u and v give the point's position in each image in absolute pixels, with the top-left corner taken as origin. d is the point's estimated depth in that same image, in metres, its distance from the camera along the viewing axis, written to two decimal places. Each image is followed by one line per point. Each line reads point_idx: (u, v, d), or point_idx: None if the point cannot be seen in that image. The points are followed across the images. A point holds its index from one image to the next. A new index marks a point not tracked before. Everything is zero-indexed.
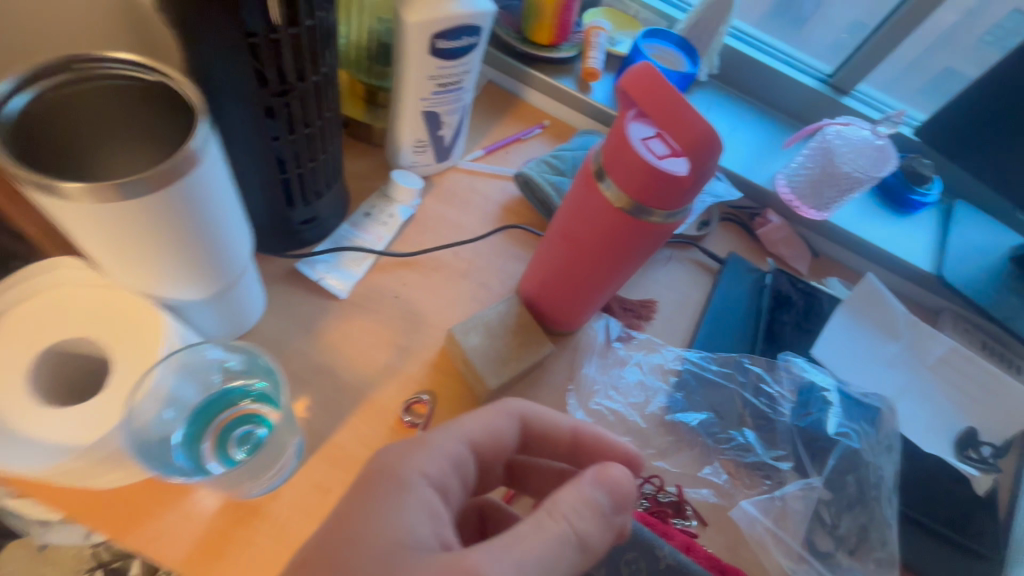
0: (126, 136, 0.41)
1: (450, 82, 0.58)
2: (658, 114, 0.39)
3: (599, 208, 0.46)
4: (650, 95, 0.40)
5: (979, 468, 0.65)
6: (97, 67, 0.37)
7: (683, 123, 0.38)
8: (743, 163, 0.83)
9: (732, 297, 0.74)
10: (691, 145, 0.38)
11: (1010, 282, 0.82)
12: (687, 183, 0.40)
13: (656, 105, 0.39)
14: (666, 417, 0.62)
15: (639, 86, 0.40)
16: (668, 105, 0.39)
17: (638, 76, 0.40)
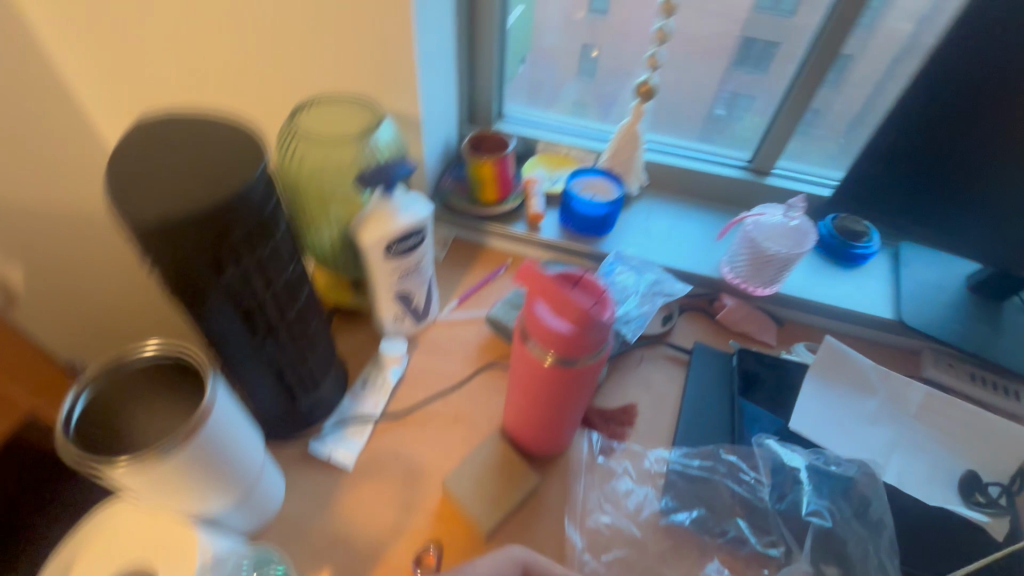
0: (155, 401, 0.49)
1: (411, 269, 0.71)
2: (549, 299, 0.52)
3: (537, 364, 0.56)
4: (540, 286, 0.52)
5: (989, 513, 0.66)
6: (132, 357, 0.47)
7: (570, 302, 0.51)
8: (689, 258, 0.92)
9: (705, 384, 0.79)
10: (581, 316, 0.51)
11: (973, 311, 0.85)
12: (592, 335, 0.52)
13: (546, 293, 0.52)
14: (662, 521, 0.65)
15: (531, 282, 0.52)
16: (554, 290, 0.52)
17: (527, 275, 0.52)
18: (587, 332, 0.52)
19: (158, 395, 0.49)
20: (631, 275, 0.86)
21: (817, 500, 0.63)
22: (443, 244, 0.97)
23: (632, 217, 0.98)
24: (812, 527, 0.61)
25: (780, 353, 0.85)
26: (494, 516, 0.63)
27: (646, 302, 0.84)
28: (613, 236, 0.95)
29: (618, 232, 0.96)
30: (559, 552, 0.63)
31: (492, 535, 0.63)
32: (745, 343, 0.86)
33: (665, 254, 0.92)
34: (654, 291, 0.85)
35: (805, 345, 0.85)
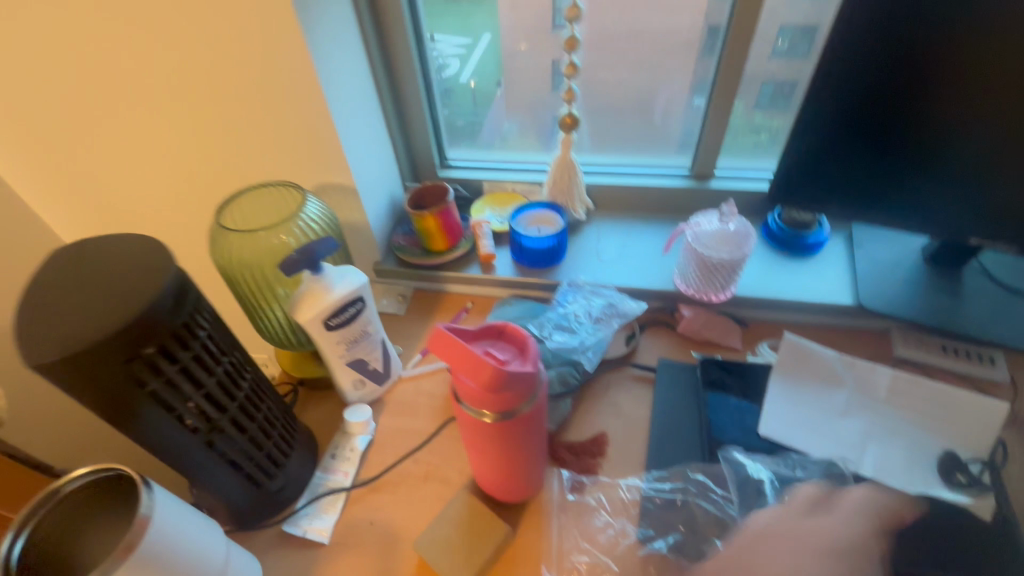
0: (94, 526, 0.49)
1: (358, 336, 0.72)
2: (460, 366, 0.51)
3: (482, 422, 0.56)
4: (450, 353, 0.51)
5: (972, 492, 0.64)
6: (63, 488, 0.47)
7: (481, 365, 0.50)
8: (642, 274, 0.93)
9: (672, 400, 0.78)
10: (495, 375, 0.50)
11: (932, 284, 0.84)
12: (514, 389, 0.52)
13: (456, 360, 0.51)
14: (640, 552, 0.64)
15: (440, 351, 0.51)
16: (464, 356, 0.51)
17: (436, 344, 0.51)
18: (507, 387, 0.52)
19: (97, 518, 0.49)
20: (584, 301, 0.87)
21: (785, 511, 0.63)
22: (402, 299, 0.98)
23: (584, 243, 0.99)
24: (777, 540, 0.61)
25: (747, 356, 0.84)
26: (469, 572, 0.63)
27: (603, 326, 0.85)
28: (566, 265, 0.96)
29: (570, 260, 0.96)
30: None
31: None
32: (711, 351, 0.86)
33: (618, 274, 0.93)
34: (609, 313, 0.86)
35: (768, 344, 0.84)
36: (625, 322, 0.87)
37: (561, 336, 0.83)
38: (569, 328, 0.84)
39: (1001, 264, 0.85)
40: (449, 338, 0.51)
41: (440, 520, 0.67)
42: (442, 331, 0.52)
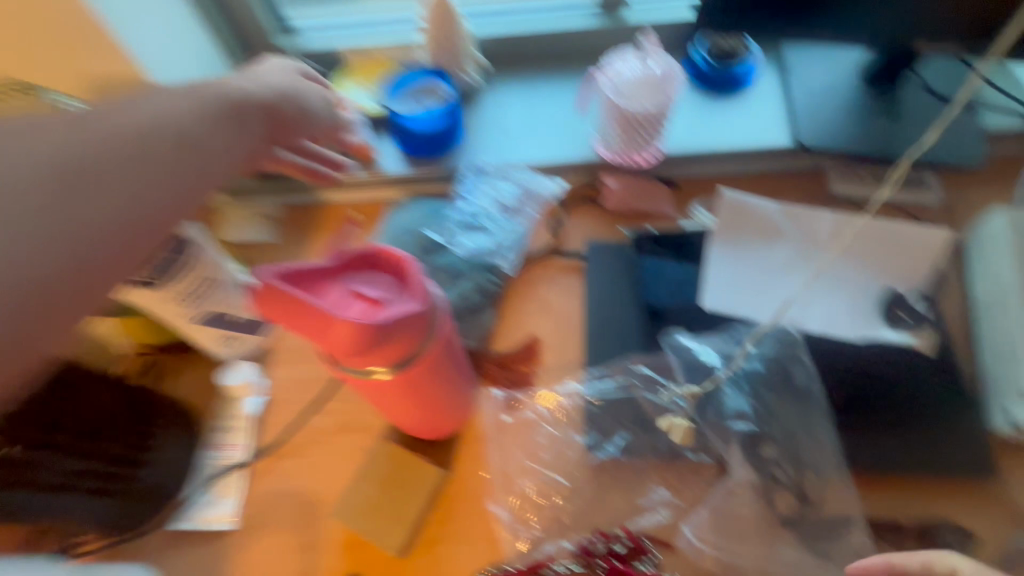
0: None
1: (203, 290, 0.55)
2: (303, 327, 0.38)
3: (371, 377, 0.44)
4: (285, 311, 0.37)
5: (913, 329, 0.61)
6: None
7: (327, 327, 0.37)
8: (555, 144, 0.77)
9: (605, 285, 0.68)
10: (348, 337, 0.38)
11: (870, 108, 0.75)
12: (388, 342, 0.40)
13: (296, 321, 0.38)
14: (590, 462, 0.58)
15: (270, 309, 0.37)
16: (303, 315, 0.37)
17: (263, 299, 0.37)
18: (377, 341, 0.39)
19: None
20: (492, 192, 0.74)
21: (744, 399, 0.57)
22: (270, 222, 0.77)
23: (482, 113, 0.81)
24: (737, 438, 0.55)
25: (681, 223, 0.74)
26: (406, 526, 0.56)
27: (518, 217, 0.73)
28: (466, 146, 0.78)
29: (470, 139, 0.79)
30: (489, 536, 0.56)
31: (412, 547, 0.55)
32: (638, 223, 0.74)
33: (526, 149, 0.77)
34: (523, 201, 0.73)
35: (702, 204, 0.74)
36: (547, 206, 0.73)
37: (471, 239, 0.70)
38: (480, 228, 0.71)
39: (938, 72, 0.76)
40: (277, 292, 0.36)
41: (361, 478, 0.58)
42: (267, 281, 0.37)
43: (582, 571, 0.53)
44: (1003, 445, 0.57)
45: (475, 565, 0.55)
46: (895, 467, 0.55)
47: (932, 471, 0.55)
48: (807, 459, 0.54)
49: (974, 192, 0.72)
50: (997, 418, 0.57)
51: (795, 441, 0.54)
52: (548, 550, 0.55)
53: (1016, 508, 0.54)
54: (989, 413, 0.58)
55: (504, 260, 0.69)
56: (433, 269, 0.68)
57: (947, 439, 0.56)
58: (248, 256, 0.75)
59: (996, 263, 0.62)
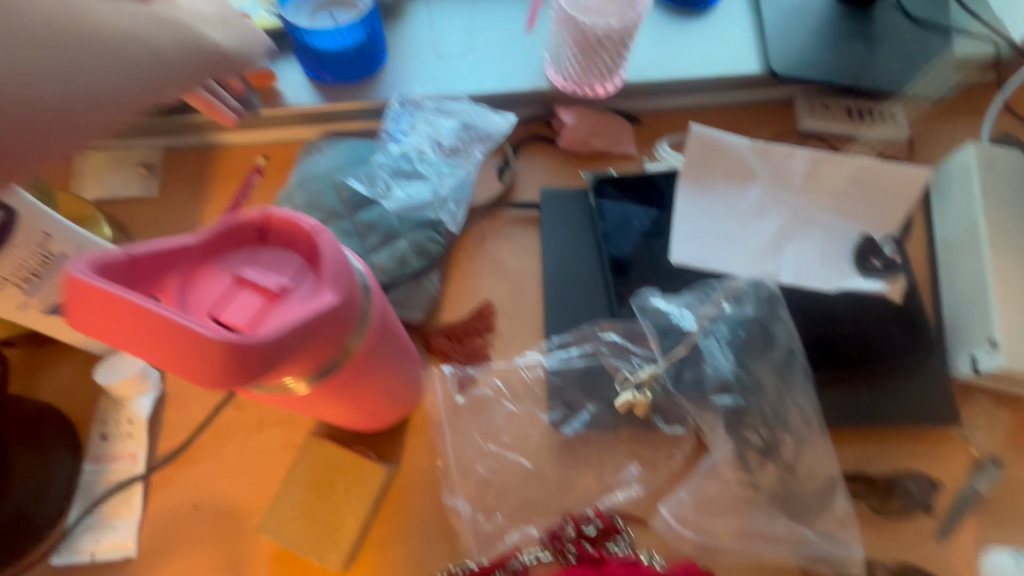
0: None
1: (37, 267, 0.41)
2: (144, 345, 0.26)
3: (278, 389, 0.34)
4: (114, 324, 0.25)
5: (885, 277, 0.58)
6: None
7: (185, 350, 0.25)
8: (497, 71, 0.65)
9: (564, 239, 0.60)
10: (219, 359, 0.26)
11: (845, 28, 0.67)
12: (291, 357, 0.28)
13: (133, 338, 0.26)
14: (554, 440, 0.52)
15: (88, 321, 0.25)
16: (143, 331, 0.25)
17: (74, 307, 0.25)
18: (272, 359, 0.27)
19: None
20: (428, 127, 0.60)
21: (723, 363, 0.51)
22: (146, 170, 0.63)
23: (408, 31, 0.66)
24: (721, 412, 0.49)
25: (644, 165, 0.65)
26: (348, 538, 0.47)
27: (464, 160, 0.60)
28: (391, 72, 0.64)
29: (396, 64, 0.64)
30: (446, 531, 0.50)
31: (355, 555, 0.48)
32: (602, 165, 0.66)
33: (461, 77, 0.64)
34: (468, 139, 0.61)
35: (667, 142, 0.66)
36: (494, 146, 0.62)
37: (406, 188, 0.58)
38: (415, 173, 0.59)
39: None
40: (98, 298, 0.25)
41: (291, 484, 0.48)
42: (80, 280, 0.25)
43: (550, 558, 0.49)
44: (963, 389, 0.56)
45: (432, 563, 0.49)
46: (864, 417, 0.54)
47: (899, 420, 0.54)
48: (791, 425, 0.49)
49: (940, 130, 0.68)
50: (964, 364, 0.55)
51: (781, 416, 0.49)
52: (512, 539, 0.50)
53: (971, 451, 0.54)
54: (951, 360, 0.57)
55: (454, 209, 0.58)
56: (361, 229, 0.57)
57: (908, 384, 0.55)
58: (130, 218, 0.62)
59: (958, 201, 0.59)
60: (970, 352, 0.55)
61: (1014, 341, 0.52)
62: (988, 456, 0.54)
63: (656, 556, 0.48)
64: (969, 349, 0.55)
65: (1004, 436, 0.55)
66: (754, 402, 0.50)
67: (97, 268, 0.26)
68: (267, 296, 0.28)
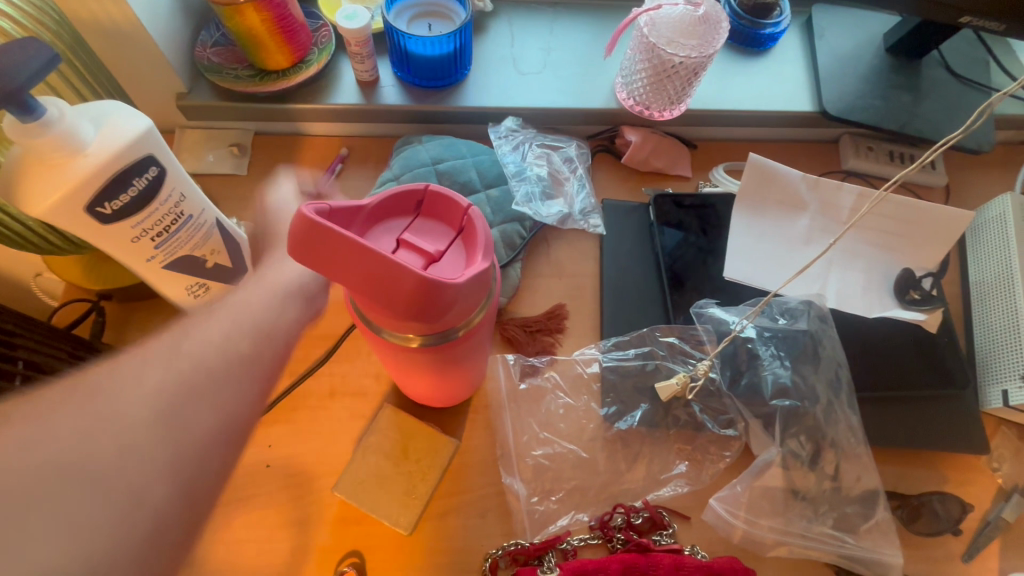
0: None
1: (168, 225, 0.44)
2: (354, 285, 0.28)
3: (415, 351, 0.37)
4: (329, 264, 0.27)
5: (924, 308, 0.60)
6: None
7: (395, 284, 0.27)
8: (571, 89, 0.70)
9: (624, 249, 0.64)
10: (416, 300, 0.28)
11: (892, 79, 0.72)
12: (466, 306, 0.31)
13: (346, 279, 0.27)
14: (607, 432, 0.56)
15: (310, 262, 0.27)
16: (358, 267, 0.27)
17: (298, 247, 0.27)
18: (448, 307, 0.30)
19: None
20: (546, 152, 0.68)
21: (778, 371, 0.56)
22: (238, 151, 0.67)
23: (491, 46, 0.72)
24: (778, 412, 0.54)
25: (700, 186, 0.69)
26: (418, 501, 0.51)
27: (565, 176, 0.68)
28: (473, 83, 0.69)
29: (477, 75, 0.69)
30: (502, 508, 0.52)
31: (418, 522, 0.51)
32: (661, 184, 0.70)
33: (537, 92, 0.69)
34: (569, 159, 0.69)
35: (723, 167, 0.70)
36: (580, 168, 0.68)
37: (552, 206, 0.65)
38: (551, 195, 0.66)
39: (958, 52, 0.75)
40: (323, 240, 0.27)
41: (365, 450, 0.52)
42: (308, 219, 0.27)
43: (598, 543, 0.51)
44: (991, 421, 0.60)
45: (488, 539, 0.51)
46: (902, 438, 0.57)
47: (934, 444, 0.57)
48: (834, 437, 0.53)
49: (976, 180, 0.73)
50: (994, 398, 0.58)
51: (831, 424, 0.53)
52: (562, 523, 0.52)
53: (998, 481, 0.57)
54: (983, 394, 0.60)
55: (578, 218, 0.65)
56: None
57: (940, 410, 0.59)
58: (218, 190, 0.65)
59: (994, 244, 0.64)
60: (1002, 386, 0.58)
61: None
62: (1014, 487, 0.57)
63: (699, 549, 0.50)
64: (1001, 383, 0.58)
65: None
66: (807, 409, 0.54)
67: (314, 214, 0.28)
68: (438, 251, 0.31)
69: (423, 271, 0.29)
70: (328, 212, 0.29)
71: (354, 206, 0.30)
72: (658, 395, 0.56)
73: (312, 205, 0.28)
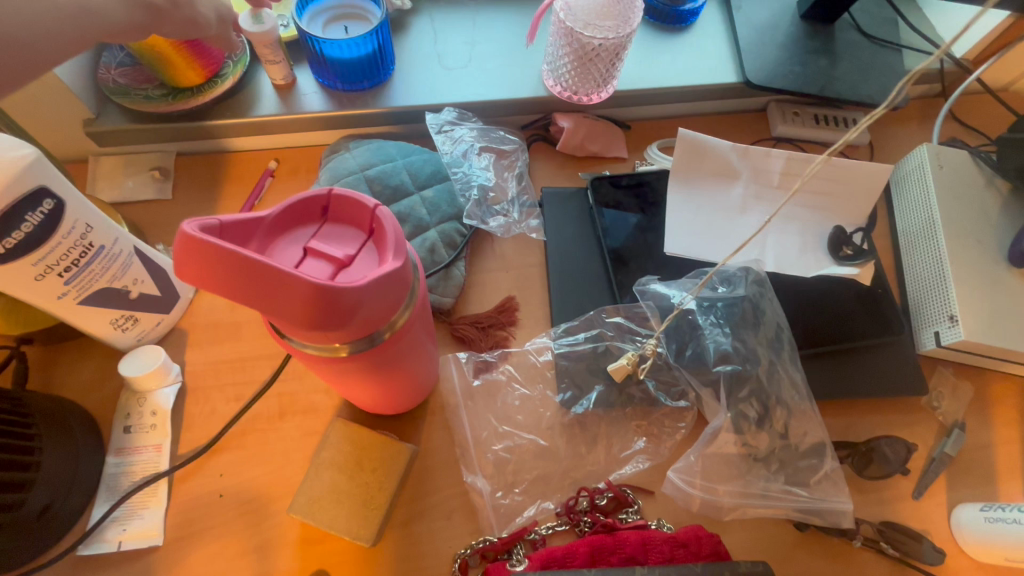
0: None
1: (76, 258, 0.42)
2: (251, 299, 0.27)
3: (340, 360, 0.36)
4: (222, 281, 0.27)
5: (857, 263, 0.63)
6: None
7: (290, 295, 0.27)
8: (498, 81, 0.69)
9: (567, 235, 0.64)
10: (320, 309, 0.27)
11: (809, 45, 0.74)
12: (374, 311, 0.30)
13: (241, 295, 0.27)
14: (565, 418, 0.56)
15: (199, 281, 0.26)
16: (252, 281, 0.26)
17: (183, 267, 0.26)
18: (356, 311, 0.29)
19: None
20: (492, 155, 0.67)
21: (720, 338, 0.57)
22: (160, 175, 0.64)
23: (414, 44, 0.70)
24: (723, 377, 0.55)
25: (636, 166, 0.70)
26: (377, 513, 0.49)
27: (507, 174, 0.67)
28: (399, 81, 0.68)
29: (402, 75, 0.68)
30: (467, 508, 0.52)
31: (379, 535, 0.49)
32: (597, 167, 0.70)
33: (465, 87, 0.68)
34: (513, 156, 0.68)
35: (656, 145, 0.71)
36: (520, 161, 0.68)
37: (497, 214, 0.64)
38: (496, 201, 0.65)
39: (867, 14, 0.78)
40: (212, 257, 0.26)
41: (319, 467, 0.50)
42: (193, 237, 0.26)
43: (566, 529, 0.51)
44: (928, 362, 0.63)
45: (455, 540, 0.50)
46: (846, 389, 0.59)
47: (876, 391, 0.59)
48: (779, 395, 0.54)
49: (896, 136, 0.76)
50: (928, 341, 0.61)
51: (775, 384, 0.54)
52: (529, 514, 0.52)
53: (938, 419, 0.60)
54: (918, 338, 0.63)
55: (521, 213, 0.65)
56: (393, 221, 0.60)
57: (880, 358, 0.61)
58: (142, 216, 0.63)
59: (916, 195, 0.66)
60: (933, 329, 0.61)
61: (970, 317, 0.58)
62: (954, 422, 0.60)
63: (664, 522, 0.51)
64: (932, 326, 0.61)
65: (966, 404, 0.61)
66: (751, 371, 0.55)
67: (199, 229, 0.27)
68: (342, 259, 0.30)
69: (325, 279, 0.29)
70: (218, 227, 0.28)
71: (247, 218, 0.29)
72: (611, 376, 0.56)
73: (198, 220, 0.27)
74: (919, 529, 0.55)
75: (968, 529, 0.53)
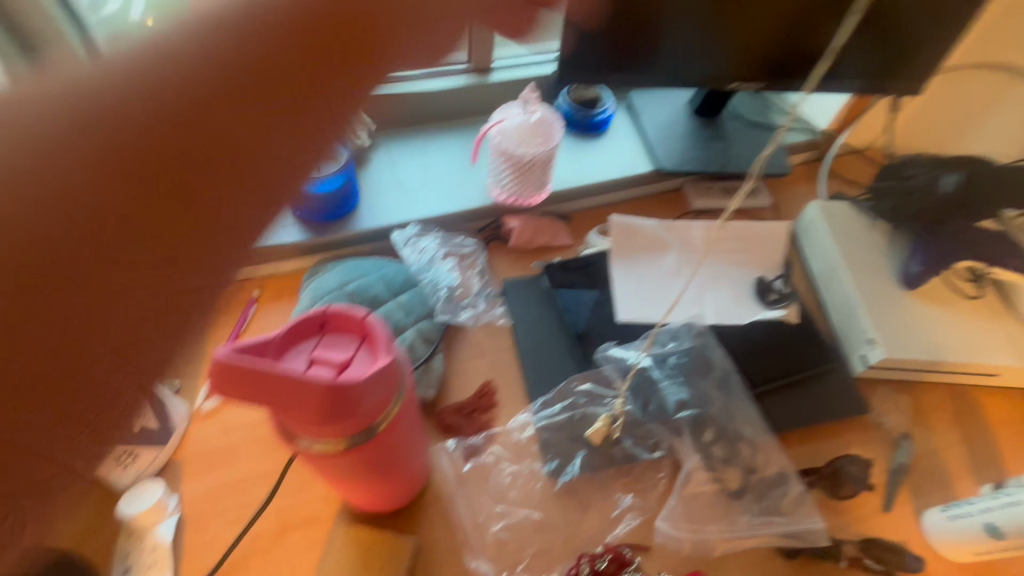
0: None
1: None
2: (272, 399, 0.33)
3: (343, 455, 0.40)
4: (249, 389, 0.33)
5: (783, 305, 0.72)
6: None
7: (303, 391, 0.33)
8: (452, 196, 0.80)
9: (530, 318, 0.71)
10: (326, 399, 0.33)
11: (704, 134, 0.90)
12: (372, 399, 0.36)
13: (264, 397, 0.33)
14: (555, 488, 0.59)
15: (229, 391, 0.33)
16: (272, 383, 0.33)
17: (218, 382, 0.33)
18: (360, 402, 0.36)
19: None
20: (455, 258, 0.76)
21: (677, 390, 0.64)
22: None
23: (377, 174, 0.82)
24: (685, 423, 0.61)
25: (580, 251, 0.80)
26: None
27: (469, 271, 0.76)
28: (365, 207, 0.78)
29: (368, 201, 0.78)
30: None
31: None
32: (548, 257, 0.80)
33: (423, 204, 0.79)
34: (472, 255, 0.77)
35: (595, 231, 0.81)
36: (479, 259, 0.77)
37: (464, 308, 0.72)
38: (463, 296, 0.73)
39: (745, 106, 0.95)
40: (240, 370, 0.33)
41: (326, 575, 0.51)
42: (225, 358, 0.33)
43: None
44: (867, 384, 0.70)
45: None
46: (800, 418, 0.65)
47: (827, 416, 0.66)
48: (739, 431, 0.61)
49: (793, 197, 0.90)
50: (859, 364, 0.69)
51: (733, 421, 0.61)
52: None
53: (888, 433, 0.67)
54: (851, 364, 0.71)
55: (485, 304, 0.73)
56: None
57: (825, 386, 0.68)
58: None
59: (819, 242, 0.78)
60: (860, 353, 0.69)
61: (886, 338, 0.67)
62: (901, 434, 0.66)
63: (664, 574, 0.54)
64: (858, 351, 0.69)
65: (909, 415, 0.68)
66: (708, 412, 0.62)
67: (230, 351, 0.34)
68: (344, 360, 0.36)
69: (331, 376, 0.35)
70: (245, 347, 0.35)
71: (267, 337, 0.36)
72: (590, 440, 0.61)
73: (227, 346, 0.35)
74: (897, 541, 0.59)
75: (938, 533, 0.58)
